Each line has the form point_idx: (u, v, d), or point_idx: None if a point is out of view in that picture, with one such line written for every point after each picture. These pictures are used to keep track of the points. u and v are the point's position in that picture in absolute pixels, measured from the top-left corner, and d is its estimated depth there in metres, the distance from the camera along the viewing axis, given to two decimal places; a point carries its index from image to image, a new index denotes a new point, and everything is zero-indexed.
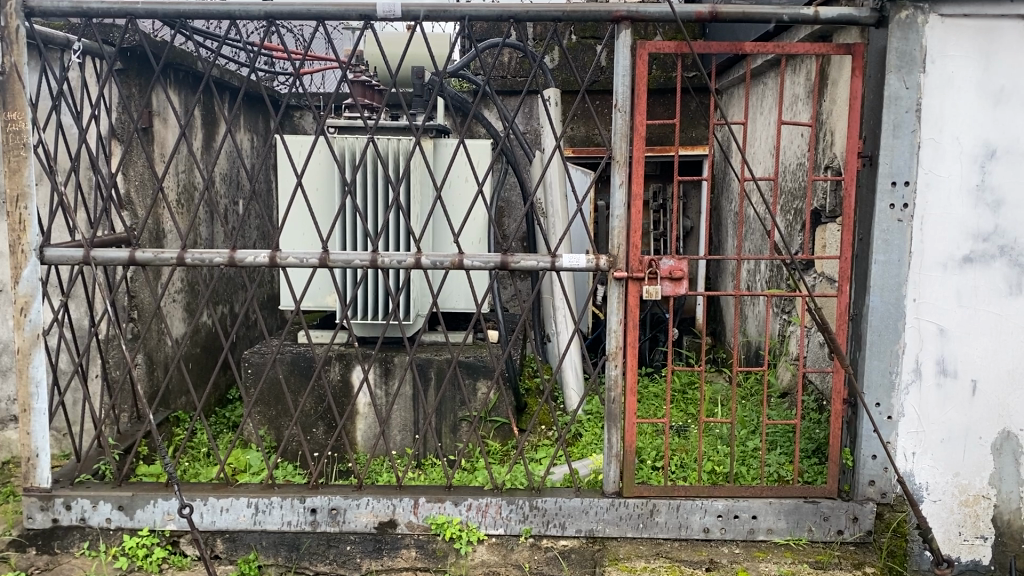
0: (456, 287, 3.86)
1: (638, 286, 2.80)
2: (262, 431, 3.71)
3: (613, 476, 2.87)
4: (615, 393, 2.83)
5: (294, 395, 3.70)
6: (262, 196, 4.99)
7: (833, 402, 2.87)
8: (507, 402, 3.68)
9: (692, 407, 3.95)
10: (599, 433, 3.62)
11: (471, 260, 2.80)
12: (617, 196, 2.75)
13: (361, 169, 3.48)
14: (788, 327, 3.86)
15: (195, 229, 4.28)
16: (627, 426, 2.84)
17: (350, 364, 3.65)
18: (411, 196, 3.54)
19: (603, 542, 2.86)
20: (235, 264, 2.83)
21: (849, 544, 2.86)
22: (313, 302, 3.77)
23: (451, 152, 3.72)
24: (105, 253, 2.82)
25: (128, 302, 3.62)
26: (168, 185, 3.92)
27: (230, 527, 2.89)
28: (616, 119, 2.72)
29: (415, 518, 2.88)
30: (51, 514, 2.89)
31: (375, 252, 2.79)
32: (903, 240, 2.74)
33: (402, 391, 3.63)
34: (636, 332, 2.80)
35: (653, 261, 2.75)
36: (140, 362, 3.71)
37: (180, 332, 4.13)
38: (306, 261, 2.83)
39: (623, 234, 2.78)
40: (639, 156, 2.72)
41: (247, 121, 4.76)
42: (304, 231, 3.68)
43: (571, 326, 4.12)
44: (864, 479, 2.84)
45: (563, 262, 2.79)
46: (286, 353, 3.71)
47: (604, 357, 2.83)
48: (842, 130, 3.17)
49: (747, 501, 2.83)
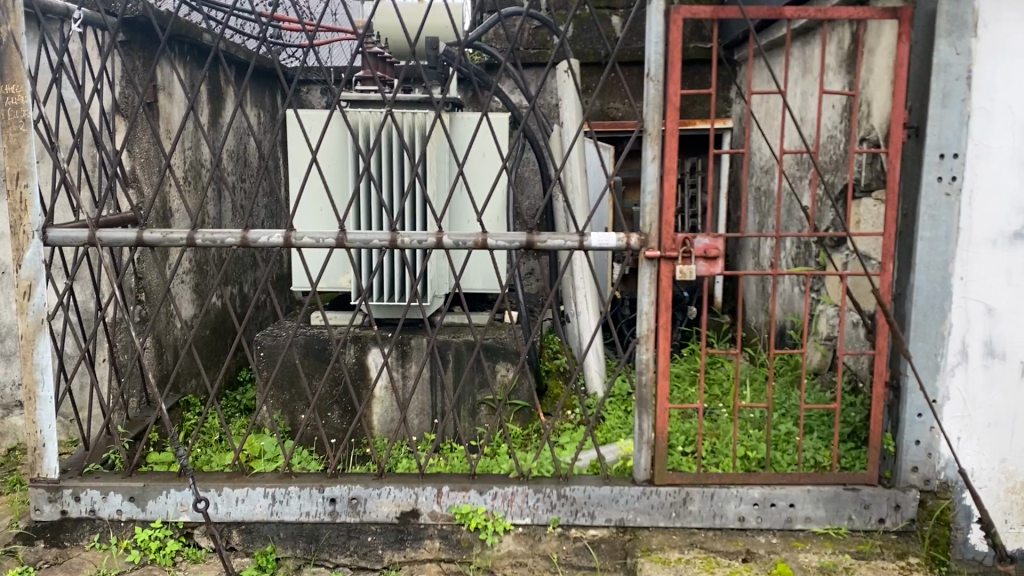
0: (475, 266, 3.74)
1: (671, 266, 2.67)
2: (275, 415, 3.62)
3: (643, 463, 2.75)
4: (646, 377, 2.71)
5: (308, 378, 3.60)
6: (270, 173, 4.85)
7: (873, 385, 2.75)
8: (528, 385, 3.57)
9: (718, 389, 3.84)
10: (624, 417, 3.51)
11: (495, 240, 2.67)
12: (648, 170, 2.61)
13: (376, 144, 3.34)
14: (818, 306, 3.72)
15: (202, 208, 4.14)
16: (659, 411, 2.71)
17: (366, 347, 3.56)
18: (431, 172, 3.42)
19: (634, 531, 2.75)
20: (248, 244, 2.70)
21: (891, 532, 2.74)
22: (327, 282, 3.66)
23: (469, 126, 3.57)
24: (111, 233, 2.71)
25: (135, 284, 3.50)
26: (174, 162, 3.80)
27: (246, 518, 2.78)
28: (649, 89, 2.59)
29: (438, 507, 2.76)
30: (60, 506, 2.79)
31: (394, 231, 2.65)
32: (951, 215, 2.60)
33: (421, 374, 3.54)
34: (668, 315, 2.67)
35: (687, 239, 2.62)
36: (148, 346, 3.60)
37: (189, 314, 4.01)
38: (322, 242, 2.69)
39: (655, 212, 2.64)
40: (674, 128, 2.59)
41: (253, 96, 4.61)
42: (317, 209, 3.55)
43: (593, 305, 3.99)
44: (907, 466, 2.72)
45: (592, 242, 2.67)
46: (299, 336, 3.59)
47: (634, 340, 2.71)
48: (880, 99, 3.03)
49: (784, 488, 2.71)
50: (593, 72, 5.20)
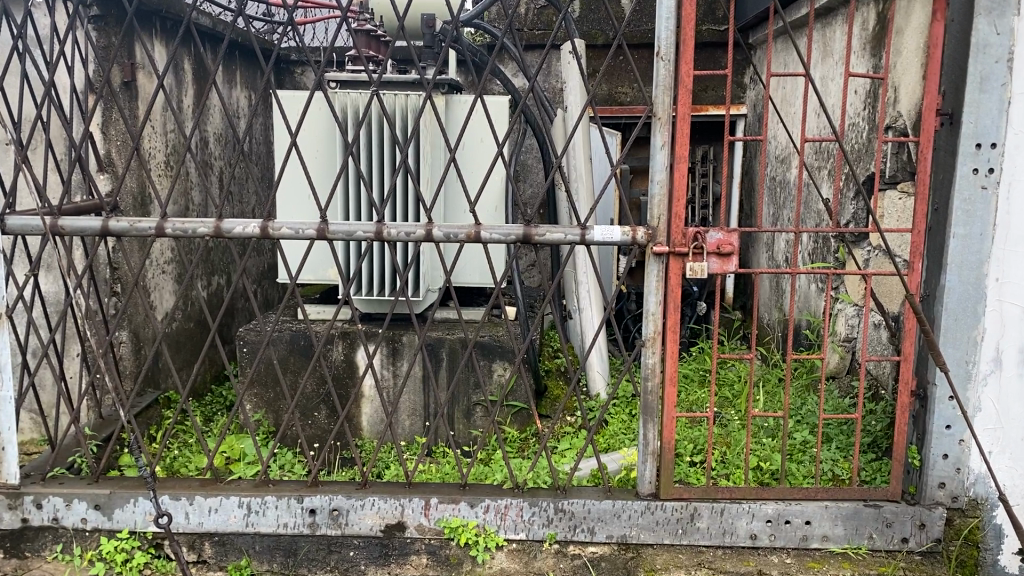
0: (470, 259, 3.53)
1: (680, 263, 2.45)
2: (258, 414, 3.43)
3: (648, 475, 2.55)
4: (652, 383, 2.51)
5: (293, 376, 3.41)
6: (261, 157, 4.66)
7: (898, 395, 2.54)
8: (526, 386, 3.37)
9: (726, 392, 3.65)
10: (628, 421, 3.31)
11: (489, 233, 2.46)
12: (657, 158, 2.41)
13: (364, 128, 3.14)
14: (836, 305, 3.51)
15: (185, 194, 3.94)
16: (665, 421, 2.50)
17: (354, 344, 3.36)
18: (424, 158, 3.21)
19: (637, 549, 2.55)
20: (221, 235, 2.48)
21: (914, 553, 2.54)
22: (312, 274, 3.48)
23: (465, 109, 3.36)
24: (74, 222, 2.50)
25: (109, 274, 3.31)
26: (153, 146, 3.60)
27: (220, 529, 2.58)
28: (659, 70, 2.38)
29: (425, 520, 2.56)
30: (20, 514, 2.59)
31: (379, 222, 2.44)
32: (987, 210, 2.38)
33: (412, 373, 3.35)
34: (676, 317, 2.46)
35: (698, 234, 2.40)
36: (124, 340, 3.41)
37: (170, 306, 3.82)
38: (301, 233, 2.48)
39: (664, 205, 2.43)
40: (685, 114, 2.37)
41: (242, 76, 4.41)
42: (302, 197, 3.35)
43: (596, 302, 3.80)
44: (933, 482, 2.51)
45: (594, 236, 2.45)
46: (284, 331, 3.39)
47: (639, 343, 2.50)
48: (907, 84, 2.81)
49: (800, 505, 2.50)
50: (598, 55, 4.98)
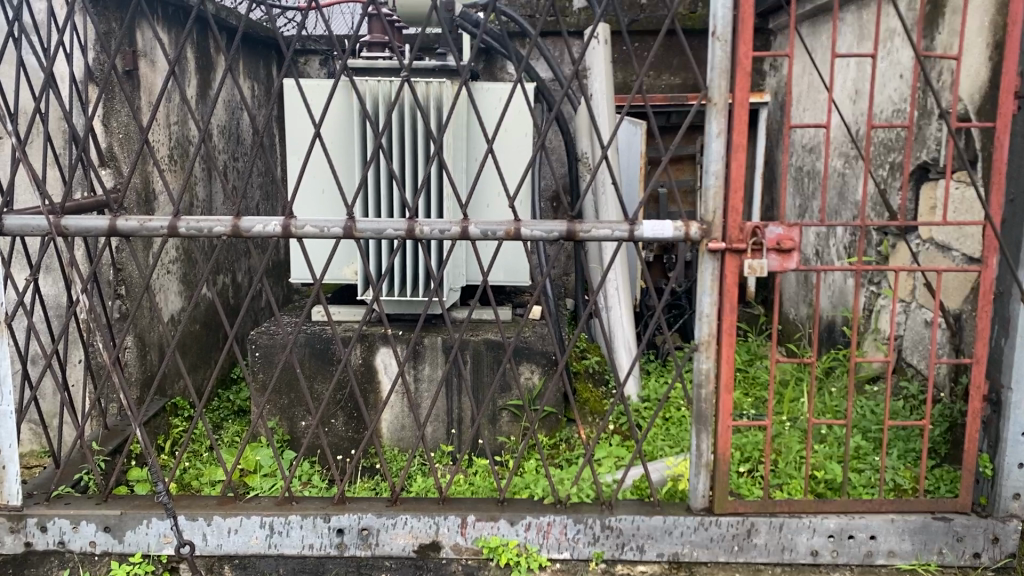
0: (508, 258, 3.42)
1: (737, 260, 2.27)
2: (272, 422, 3.25)
3: (701, 489, 2.37)
4: (706, 390, 2.33)
5: (309, 381, 3.23)
6: (266, 150, 4.47)
7: (969, 400, 2.36)
8: (556, 389, 3.20)
9: (763, 393, 3.50)
10: (666, 427, 3.13)
11: (531, 229, 2.26)
12: (712, 147, 2.23)
13: (386, 130, 3.00)
14: (877, 301, 3.35)
15: (190, 189, 3.76)
16: (720, 430, 2.32)
17: (374, 347, 3.19)
18: (449, 150, 3.07)
19: (689, 568, 2.38)
20: (240, 234, 2.29)
21: (987, 570, 2.37)
22: (331, 275, 3.34)
23: (493, 97, 3.20)
24: (78, 221, 2.31)
25: (113, 276, 3.12)
26: (156, 139, 3.40)
27: (241, 552, 2.40)
28: (714, 51, 2.20)
29: (462, 540, 2.38)
30: (23, 537, 2.40)
31: (411, 218, 2.25)
32: None
33: (435, 377, 3.18)
34: (732, 318, 2.27)
35: (757, 229, 2.22)
36: (129, 345, 3.23)
37: (176, 308, 3.63)
38: (327, 231, 2.29)
39: (720, 197, 2.25)
40: (743, 98, 2.18)
41: (247, 65, 4.22)
42: (321, 194, 3.18)
43: (626, 299, 3.63)
44: (1007, 493, 2.34)
45: (644, 232, 2.26)
46: (299, 335, 3.21)
47: (692, 346, 2.32)
48: (966, 67, 2.64)
49: (865, 519, 2.32)
50: (646, 42, 4.90)
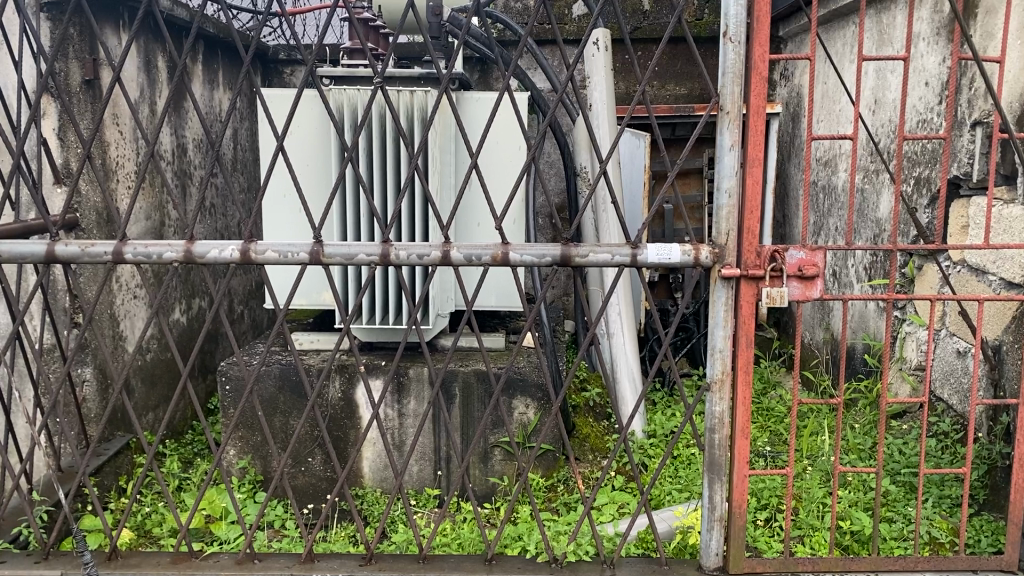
0: (498, 282, 3.19)
1: (754, 287, 2.00)
2: (244, 461, 2.99)
3: (714, 547, 2.09)
4: (721, 435, 2.06)
5: (284, 417, 2.97)
6: (248, 166, 4.24)
7: (1017, 442, 2.06)
8: (553, 425, 2.94)
9: (780, 428, 3.25)
10: (677, 468, 2.87)
11: (519, 253, 1.99)
12: (725, 161, 1.97)
13: (364, 130, 2.75)
14: (902, 327, 3.08)
15: (162, 207, 3.52)
16: (736, 481, 2.05)
17: (354, 379, 2.93)
18: (434, 163, 2.83)
19: None
20: (193, 260, 2.00)
21: None
22: (305, 299, 3.09)
23: (484, 109, 2.97)
24: (11, 247, 2.03)
25: (71, 303, 2.87)
26: (122, 155, 3.16)
27: None
28: (726, 55, 1.95)
29: None
30: None
31: (385, 241, 1.97)
32: None
33: (420, 411, 2.93)
34: (749, 353, 2.01)
35: (775, 253, 1.95)
36: (89, 378, 2.96)
37: (144, 336, 3.38)
38: (291, 257, 2.00)
39: (734, 218, 1.99)
40: (758, 106, 1.93)
41: (225, 76, 4.01)
42: (290, 218, 2.99)
43: (628, 325, 3.38)
44: None
45: (648, 256, 2.00)
46: (272, 366, 2.95)
47: (703, 386, 2.06)
48: (1003, 71, 2.40)
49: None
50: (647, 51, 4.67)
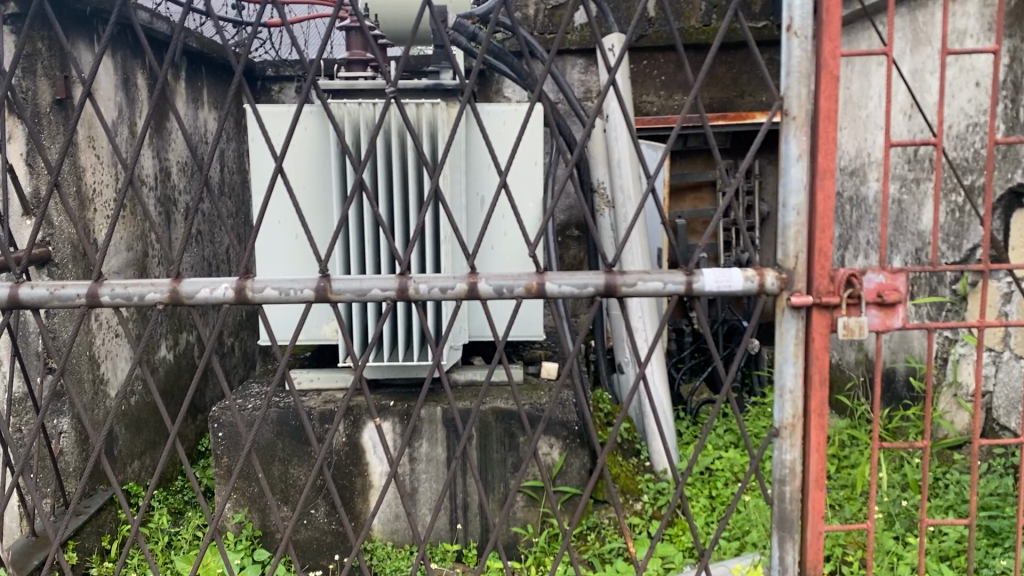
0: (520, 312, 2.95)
1: (826, 317, 1.72)
2: (241, 514, 2.70)
3: None
4: (792, 487, 1.79)
5: (283, 465, 2.68)
6: (236, 188, 3.98)
7: None
8: (582, 466, 2.68)
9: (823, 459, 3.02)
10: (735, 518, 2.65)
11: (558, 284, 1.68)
12: (793, 173, 1.70)
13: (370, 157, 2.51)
14: (952, 348, 2.85)
15: (145, 237, 3.25)
16: (812, 539, 1.79)
17: (360, 422, 2.66)
18: (445, 185, 2.58)
19: None
20: (179, 300, 1.65)
21: None
22: (307, 335, 2.83)
23: (497, 124, 2.73)
24: None
25: (44, 346, 2.59)
26: (99, 181, 2.88)
27: None
28: (792, 50, 1.68)
29: None
30: None
31: (402, 273, 1.65)
32: None
33: (434, 455, 2.66)
34: (823, 392, 1.74)
35: (853, 276, 1.67)
36: (66, 429, 2.67)
37: (127, 379, 3.10)
38: (294, 294, 1.67)
39: (802, 238, 1.71)
40: (831, 108, 1.67)
41: (210, 93, 3.74)
42: (290, 248, 2.73)
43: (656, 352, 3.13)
44: None
45: (705, 284, 1.69)
46: (269, 409, 2.67)
47: (771, 432, 1.78)
48: None
49: None
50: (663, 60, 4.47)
